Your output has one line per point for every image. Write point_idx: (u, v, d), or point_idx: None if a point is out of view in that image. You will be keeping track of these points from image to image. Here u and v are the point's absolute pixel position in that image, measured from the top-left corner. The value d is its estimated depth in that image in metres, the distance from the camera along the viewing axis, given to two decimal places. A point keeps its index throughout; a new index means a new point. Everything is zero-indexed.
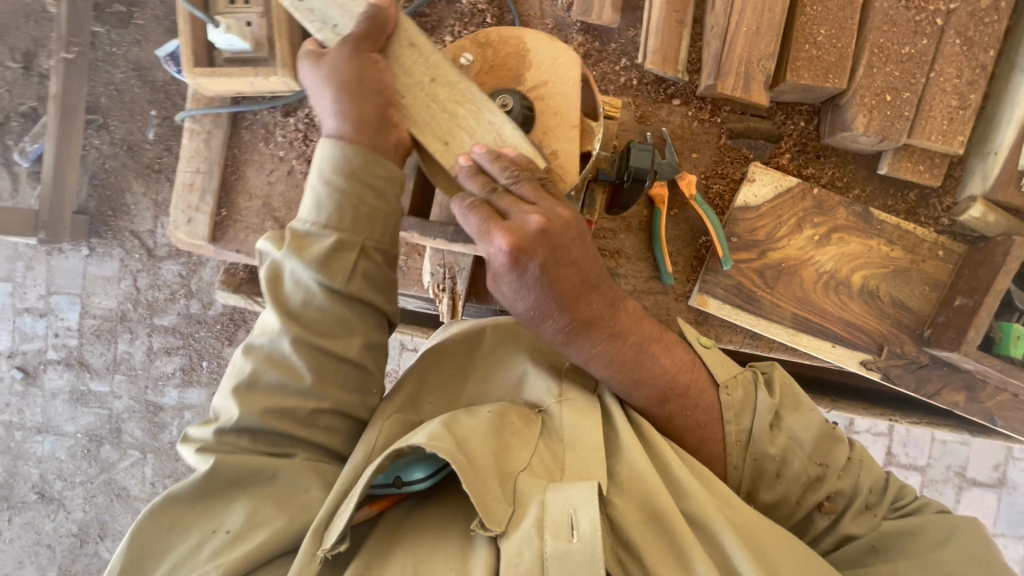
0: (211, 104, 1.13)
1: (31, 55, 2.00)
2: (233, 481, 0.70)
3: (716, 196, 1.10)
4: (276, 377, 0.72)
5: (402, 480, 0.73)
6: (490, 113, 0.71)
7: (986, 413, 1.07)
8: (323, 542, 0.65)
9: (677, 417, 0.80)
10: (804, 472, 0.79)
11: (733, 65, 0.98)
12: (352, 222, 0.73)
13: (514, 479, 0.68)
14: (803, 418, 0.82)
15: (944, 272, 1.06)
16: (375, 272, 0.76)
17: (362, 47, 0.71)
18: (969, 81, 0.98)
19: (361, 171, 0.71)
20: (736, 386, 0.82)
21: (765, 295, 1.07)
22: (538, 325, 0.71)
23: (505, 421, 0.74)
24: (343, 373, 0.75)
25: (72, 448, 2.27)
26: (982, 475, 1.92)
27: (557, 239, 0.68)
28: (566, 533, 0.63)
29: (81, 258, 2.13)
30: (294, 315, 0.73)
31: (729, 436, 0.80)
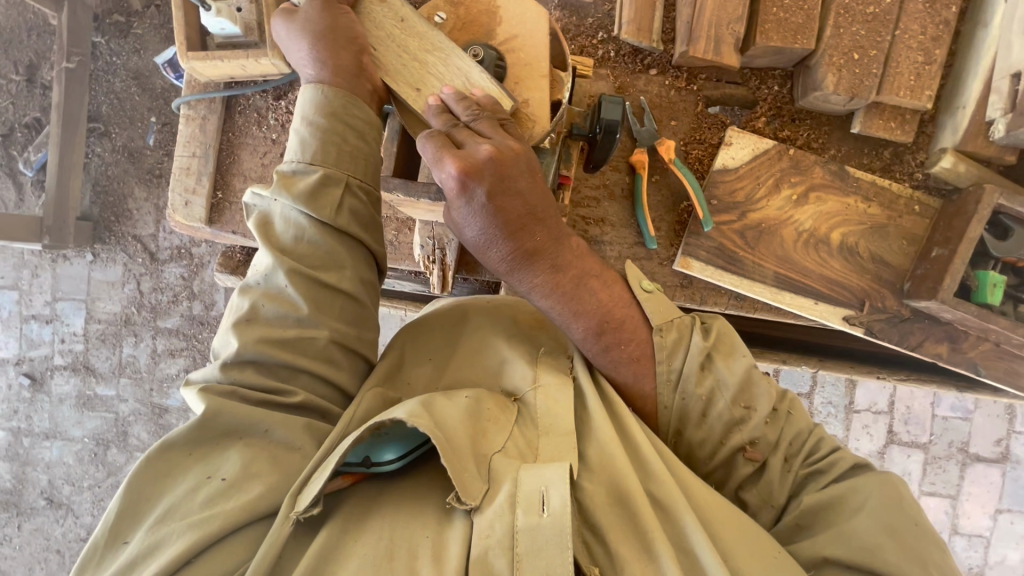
0: (205, 90, 1.18)
1: (34, 68, 2.06)
2: (231, 430, 0.73)
3: (695, 161, 1.13)
4: (275, 309, 0.78)
5: (372, 460, 0.74)
6: (458, 59, 0.75)
7: (969, 363, 1.09)
8: (296, 504, 0.66)
9: (611, 349, 0.83)
10: (727, 414, 0.81)
11: (704, 29, 1.02)
12: (335, 159, 0.80)
13: (489, 460, 0.71)
14: (734, 363, 0.82)
15: (921, 226, 1.08)
16: (361, 211, 0.83)
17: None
18: (933, 37, 1.02)
19: (341, 112, 0.79)
20: (671, 329, 0.84)
21: (747, 256, 1.10)
22: (484, 252, 0.77)
23: (480, 408, 0.76)
24: (337, 304, 0.81)
25: (80, 453, 2.30)
26: (986, 451, 1.91)
27: (507, 169, 0.72)
28: (537, 508, 0.65)
29: (85, 264, 2.17)
30: (286, 251, 0.79)
31: (660, 376, 0.83)
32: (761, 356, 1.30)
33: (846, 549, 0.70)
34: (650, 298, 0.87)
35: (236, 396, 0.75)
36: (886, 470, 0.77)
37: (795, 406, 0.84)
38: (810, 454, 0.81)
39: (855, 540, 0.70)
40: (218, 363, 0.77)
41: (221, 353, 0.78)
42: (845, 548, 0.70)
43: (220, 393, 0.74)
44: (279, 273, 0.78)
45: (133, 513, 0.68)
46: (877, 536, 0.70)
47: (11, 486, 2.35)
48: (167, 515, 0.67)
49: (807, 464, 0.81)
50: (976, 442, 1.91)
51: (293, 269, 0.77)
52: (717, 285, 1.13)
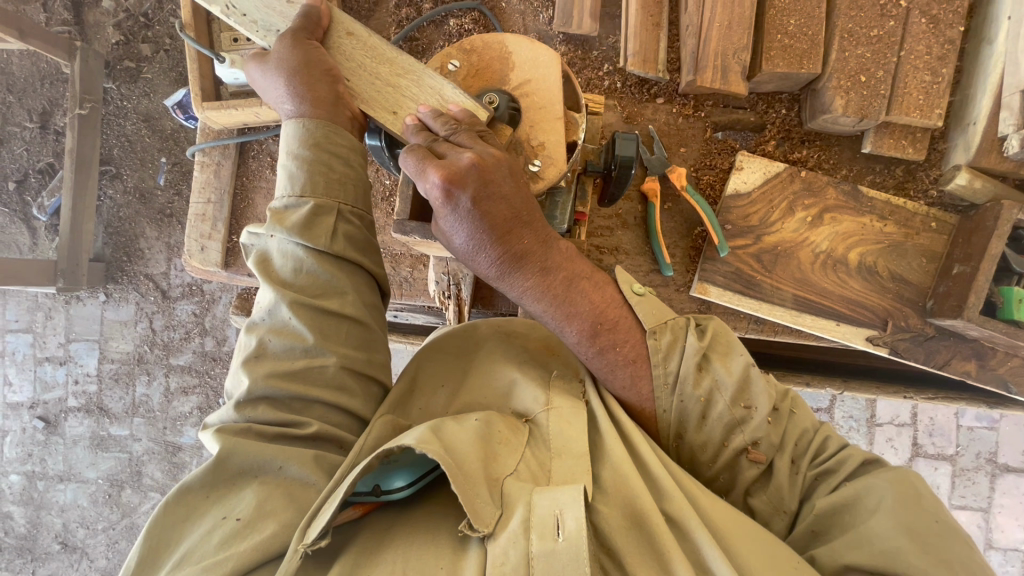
0: (219, 136, 1.20)
1: (47, 114, 2.10)
2: (245, 468, 0.72)
3: (707, 186, 1.13)
4: (282, 343, 0.77)
5: (381, 488, 0.73)
6: (430, 79, 0.76)
7: (999, 380, 1.06)
8: (304, 537, 0.64)
9: (608, 352, 0.78)
10: (727, 415, 0.76)
11: (710, 59, 1.03)
12: (324, 189, 0.79)
13: (501, 484, 0.69)
14: (732, 363, 0.77)
15: (940, 243, 1.07)
16: (356, 234, 0.82)
17: (301, 35, 0.77)
18: (940, 57, 1.02)
19: (324, 141, 0.78)
20: (665, 331, 0.78)
21: (764, 279, 1.09)
22: (472, 259, 0.73)
23: (491, 429, 0.75)
24: (343, 330, 0.80)
25: (94, 495, 2.29)
26: (1016, 461, 1.86)
27: (490, 174, 0.69)
28: (552, 533, 0.64)
29: (98, 305, 2.19)
30: (286, 284, 0.78)
31: (656, 380, 0.77)
32: (785, 378, 1.29)
33: (865, 554, 0.63)
34: (642, 301, 0.81)
35: (251, 433, 0.74)
36: (903, 468, 0.71)
37: (796, 403, 0.81)
38: (818, 453, 0.77)
39: (874, 545, 0.63)
40: (232, 403, 0.76)
41: (235, 393, 0.78)
42: (865, 554, 0.63)
43: (235, 432, 0.74)
44: (281, 306, 0.77)
45: (150, 561, 0.67)
46: (897, 537, 0.62)
47: (25, 531, 2.33)
48: (185, 560, 0.66)
49: (816, 465, 0.76)
50: (1004, 451, 1.87)
51: (296, 302, 0.77)
52: (736, 310, 1.12)
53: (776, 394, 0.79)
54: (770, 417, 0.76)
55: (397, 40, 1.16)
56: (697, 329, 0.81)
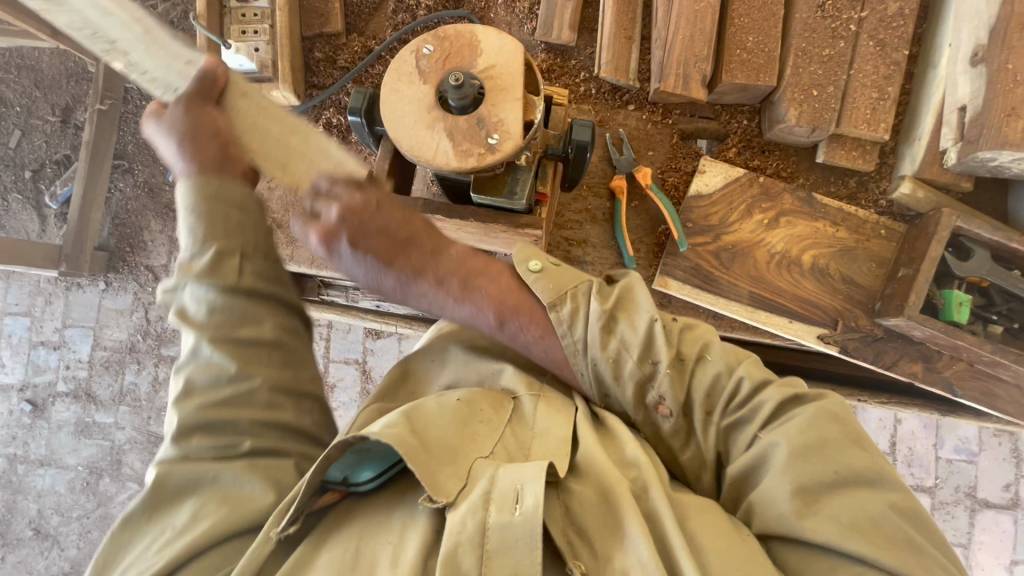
0: None
1: (69, 110, 2.23)
2: (182, 486, 0.77)
3: (672, 187, 1.21)
4: (206, 378, 0.80)
5: (351, 479, 0.76)
6: (319, 140, 0.82)
7: (946, 383, 1.10)
8: (276, 524, 0.72)
9: (517, 333, 0.81)
10: (636, 372, 0.75)
11: (674, 68, 1.12)
12: (225, 230, 0.80)
13: (469, 462, 0.73)
14: (638, 318, 0.76)
15: (888, 249, 1.13)
16: (265, 268, 0.84)
17: (197, 97, 0.82)
18: (886, 76, 1.10)
19: (216, 191, 0.80)
20: (564, 302, 0.79)
21: (722, 275, 1.15)
22: (378, 286, 0.84)
23: (474, 410, 0.79)
24: (265, 354, 0.82)
25: (72, 482, 2.31)
26: (994, 496, 1.86)
27: (360, 219, 0.79)
28: (510, 506, 0.66)
29: (97, 293, 2.26)
30: (201, 325, 0.80)
31: (566, 349, 0.78)
32: None
33: (767, 520, 0.66)
34: (540, 276, 0.81)
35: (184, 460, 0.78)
36: (811, 412, 0.70)
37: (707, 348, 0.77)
38: (731, 399, 0.74)
39: (774, 509, 0.66)
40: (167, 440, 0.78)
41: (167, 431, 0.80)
42: (767, 519, 0.67)
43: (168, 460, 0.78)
44: (203, 344, 0.80)
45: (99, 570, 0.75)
46: (789, 499, 0.65)
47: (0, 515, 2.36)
48: (130, 567, 0.74)
49: (731, 413, 0.74)
50: (984, 487, 1.87)
51: (214, 339, 0.79)
52: (695, 305, 1.18)
53: (684, 345, 0.76)
54: (675, 370, 0.75)
55: (394, 41, 1.26)
56: (605, 287, 0.80)
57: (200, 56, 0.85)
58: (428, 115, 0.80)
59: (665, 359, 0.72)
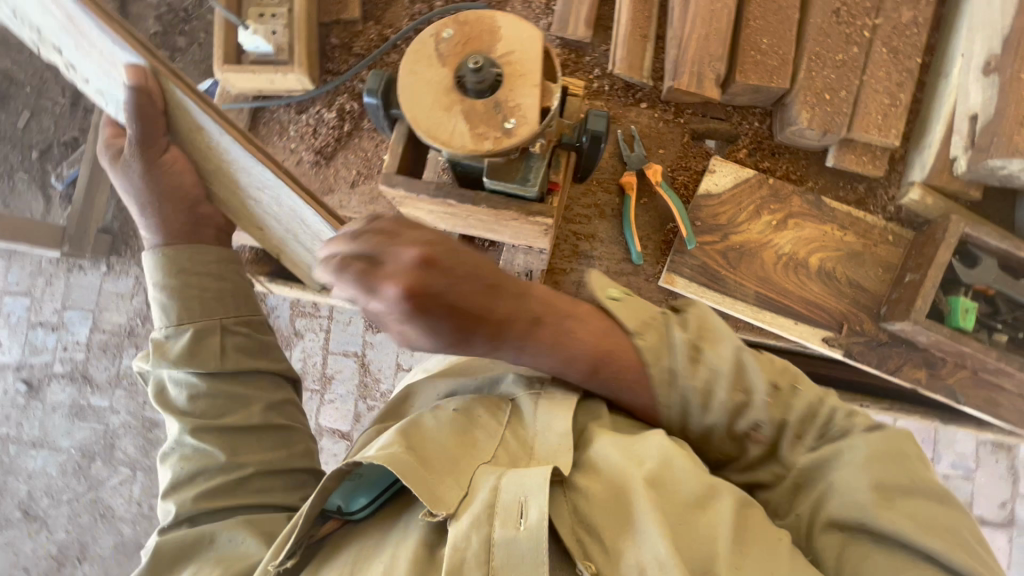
0: (236, 100, 1.30)
1: (79, 92, 2.23)
2: (179, 555, 0.81)
3: (681, 186, 1.22)
4: (192, 466, 0.86)
5: (346, 507, 0.80)
6: (287, 198, 0.86)
7: (950, 391, 1.10)
8: (274, 558, 0.74)
9: (610, 375, 0.82)
10: (727, 401, 0.78)
11: (688, 66, 1.12)
12: (201, 313, 0.92)
13: (470, 472, 0.74)
14: (723, 348, 0.80)
15: (895, 255, 1.13)
16: (245, 342, 0.95)
17: (139, 150, 0.91)
18: (899, 83, 1.11)
19: (188, 269, 0.93)
20: (648, 330, 0.83)
21: (728, 275, 1.15)
22: (462, 346, 0.77)
23: (472, 418, 0.82)
24: (254, 442, 0.89)
25: (64, 464, 2.30)
26: (990, 514, 1.86)
27: (441, 265, 0.72)
28: (514, 521, 0.67)
29: (98, 275, 2.26)
30: (186, 413, 0.88)
31: (653, 377, 0.81)
32: None
33: (841, 509, 0.73)
34: (621, 305, 0.85)
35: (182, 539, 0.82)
36: (894, 430, 0.77)
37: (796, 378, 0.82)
38: (823, 423, 0.79)
39: (850, 499, 0.72)
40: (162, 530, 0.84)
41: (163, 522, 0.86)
42: (839, 507, 0.73)
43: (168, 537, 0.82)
44: (186, 435, 0.87)
45: None
46: (866, 492, 0.71)
47: None
48: None
49: (822, 437, 0.79)
50: (980, 503, 1.87)
51: (197, 427, 0.87)
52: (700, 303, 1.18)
53: (776, 372, 0.81)
54: (770, 399, 0.79)
55: (410, 31, 1.27)
56: (680, 319, 0.85)
57: (126, 66, 0.81)
58: (445, 98, 0.81)
59: (761, 387, 0.77)
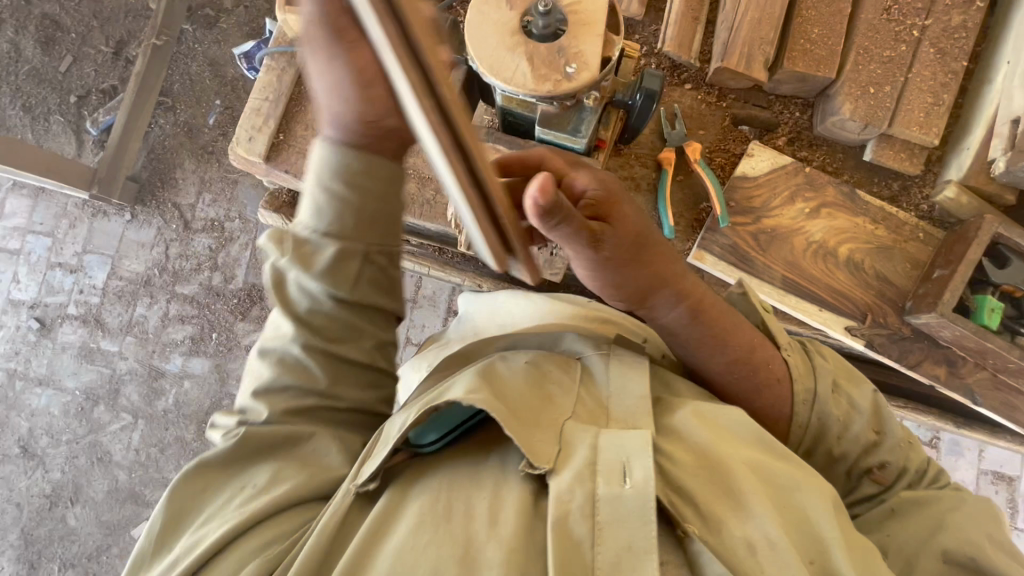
0: (289, 45, 1.34)
1: (122, 43, 2.28)
2: (259, 450, 0.82)
3: (718, 167, 1.24)
4: (291, 379, 0.83)
5: (415, 441, 0.80)
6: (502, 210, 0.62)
7: (966, 389, 1.12)
8: (356, 478, 0.76)
9: (756, 382, 0.97)
10: (864, 438, 0.96)
11: (738, 48, 1.15)
12: (353, 232, 0.78)
13: (560, 427, 0.77)
14: (862, 391, 1.00)
15: (925, 253, 1.15)
16: (380, 277, 0.84)
17: (327, 21, 0.59)
18: (942, 84, 1.13)
19: (358, 176, 0.74)
20: (795, 352, 1.01)
21: (757, 257, 1.17)
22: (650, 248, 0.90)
23: (544, 371, 0.87)
24: (356, 374, 0.87)
25: (67, 406, 2.31)
26: None
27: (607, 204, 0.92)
28: (619, 479, 0.70)
29: (122, 223, 2.29)
30: (303, 321, 0.83)
31: (796, 396, 0.97)
32: None
33: (956, 539, 0.84)
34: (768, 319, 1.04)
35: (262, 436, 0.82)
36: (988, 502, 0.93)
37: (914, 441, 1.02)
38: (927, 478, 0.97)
39: (963, 534, 0.84)
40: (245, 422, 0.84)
41: (247, 414, 0.85)
42: (955, 539, 0.84)
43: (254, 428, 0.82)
44: (294, 345, 0.83)
45: (172, 525, 0.79)
46: (979, 536, 0.84)
47: None
48: (207, 519, 0.78)
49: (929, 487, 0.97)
50: None
51: (310, 345, 0.83)
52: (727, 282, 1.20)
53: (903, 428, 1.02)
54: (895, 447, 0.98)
55: None
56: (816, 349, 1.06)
57: None
58: (510, 39, 0.83)
59: (895, 430, 0.96)
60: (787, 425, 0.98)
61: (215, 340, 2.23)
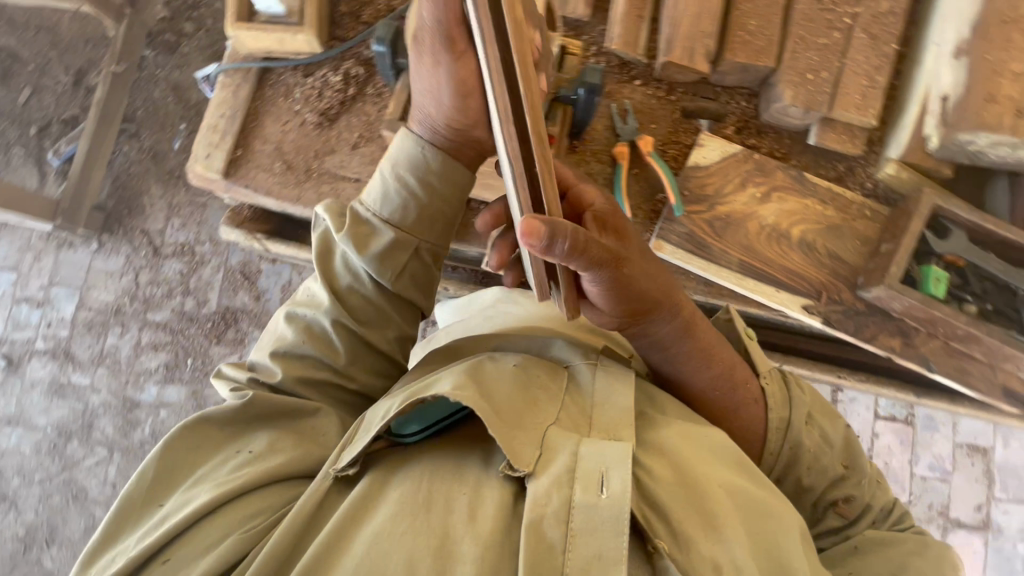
0: (244, 61, 1.34)
1: (82, 73, 2.26)
2: (263, 416, 0.85)
3: (672, 158, 1.27)
4: (312, 348, 0.90)
5: (397, 430, 0.79)
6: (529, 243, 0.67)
7: (921, 358, 1.15)
8: (337, 462, 0.75)
9: (733, 407, 1.00)
10: (832, 469, 1.01)
11: (679, 42, 1.19)
12: (415, 225, 0.92)
13: (544, 431, 0.74)
14: (834, 424, 1.05)
15: (873, 230, 1.19)
16: (420, 273, 0.95)
17: (444, 33, 0.80)
18: (876, 67, 1.18)
19: (432, 177, 0.91)
20: (773, 380, 1.05)
21: (714, 242, 1.19)
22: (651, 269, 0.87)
23: (529, 375, 0.83)
24: (366, 358, 0.94)
25: (39, 444, 2.25)
26: (966, 516, 1.89)
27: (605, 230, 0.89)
28: (596, 488, 0.67)
29: (89, 253, 2.25)
30: (340, 296, 0.92)
31: (772, 423, 1.01)
32: None
33: None
34: (751, 345, 1.08)
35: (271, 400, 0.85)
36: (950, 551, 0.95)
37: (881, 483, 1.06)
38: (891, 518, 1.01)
39: None
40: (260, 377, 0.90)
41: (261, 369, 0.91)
42: None
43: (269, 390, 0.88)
44: (325, 317, 0.91)
45: (163, 481, 0.79)
46: None
47: None
48: (199, 478, 0.79)
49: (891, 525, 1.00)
50: (956, 506, 1.89)
51: (341, 321, 0.91)
52: (688, 270, 1.23)
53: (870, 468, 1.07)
54: (860, 482, 1.02)
55: None
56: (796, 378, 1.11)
57: None
58: None
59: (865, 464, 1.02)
60: (760, 450, 1.02)
61: (190, 366, 2.19)
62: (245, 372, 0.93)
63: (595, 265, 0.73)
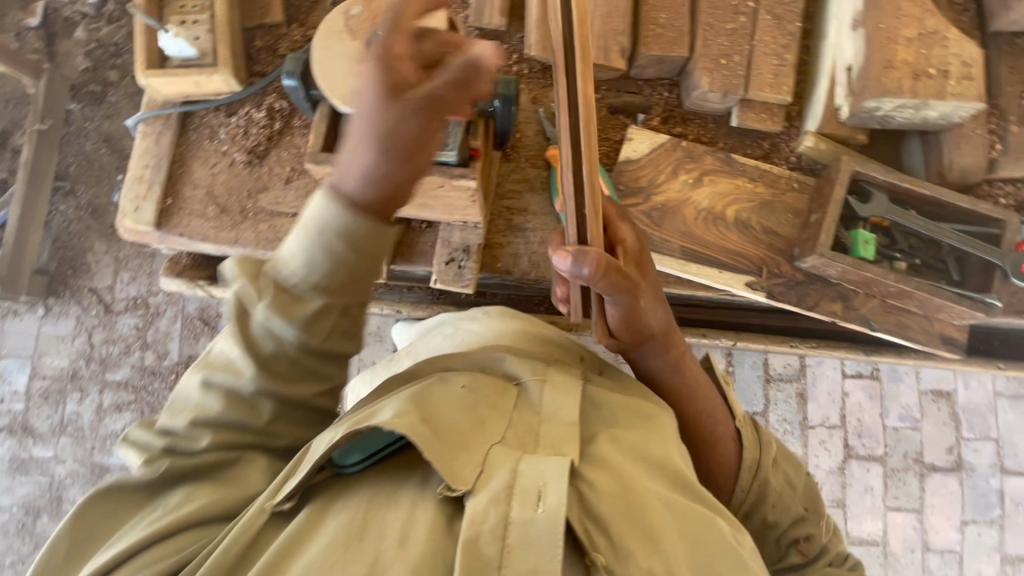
0: (163, 108, 1.31)
1: (6, 134, 2.18)
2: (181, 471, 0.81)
3: (604, 155, 1.30)
4: (234, 415, 0.81)
5: (339, 460, 0.77)
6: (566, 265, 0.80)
7: (862, 318, 1.20)
8: (274, 495, 0.74)
9: (709, 443, 1.04)
10: (795, 511, 1.06)
11: (594, 43, 1.22)
12: (338, 289, 0.79)
13: (488, 450, 0.74)
14: (795, 468, 1.10)
15: (802, 201, 1.23)
16: (346, 326, 0.83)
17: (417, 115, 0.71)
18: (784, 45, 1.22)
19: (352, 240, 0.76)
20: (748, 426, 1.07)
21: (654, 232, 1.22)
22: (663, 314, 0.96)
23: (478, 395, 0.82)
24: (300, 415, 0.86)
25: (6, 525, 2.14)
26: (940, 460, 1.96)
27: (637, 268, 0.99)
28: (532, 503, 0.67)
29: (36, 319, 2.16)
30: (265, 364, 0.81)
31: (744, 462, 1.04)
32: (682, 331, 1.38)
33: None
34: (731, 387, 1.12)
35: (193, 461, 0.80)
36: None
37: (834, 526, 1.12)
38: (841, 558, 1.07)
39: None
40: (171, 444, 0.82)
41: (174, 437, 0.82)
42: None
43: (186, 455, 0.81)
44: (248, 384, 0.81)
45: (78, 539, 0.77)
46: None
47: None
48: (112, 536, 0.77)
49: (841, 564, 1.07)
50: (929, 451, 1.96)
51: (266, 389, 0.81)
52: None
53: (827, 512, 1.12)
54: (817, 523, 1.08)
55: None
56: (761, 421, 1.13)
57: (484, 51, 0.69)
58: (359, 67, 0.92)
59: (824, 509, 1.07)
60: (730, 491, 1.05)
61: None
62: (158, 437, 0.83)
63: (614, 289, 0.83)
